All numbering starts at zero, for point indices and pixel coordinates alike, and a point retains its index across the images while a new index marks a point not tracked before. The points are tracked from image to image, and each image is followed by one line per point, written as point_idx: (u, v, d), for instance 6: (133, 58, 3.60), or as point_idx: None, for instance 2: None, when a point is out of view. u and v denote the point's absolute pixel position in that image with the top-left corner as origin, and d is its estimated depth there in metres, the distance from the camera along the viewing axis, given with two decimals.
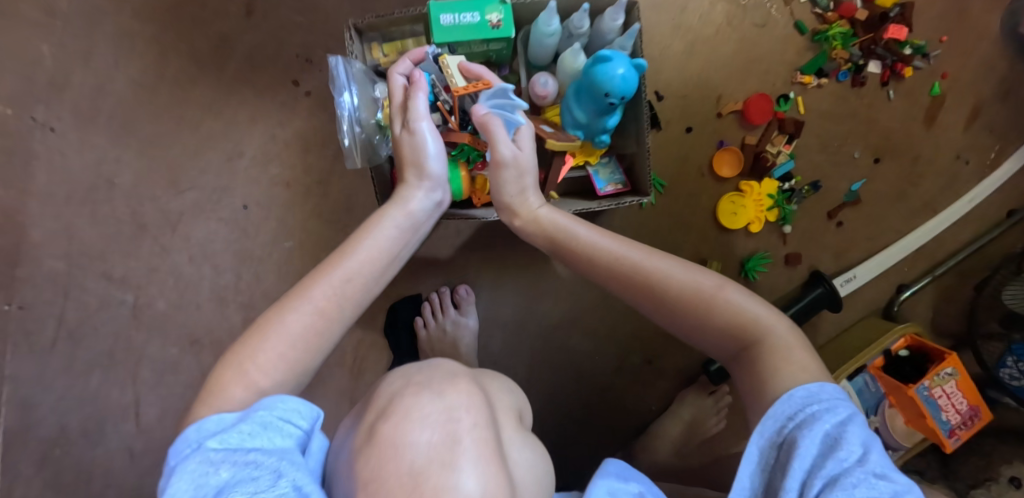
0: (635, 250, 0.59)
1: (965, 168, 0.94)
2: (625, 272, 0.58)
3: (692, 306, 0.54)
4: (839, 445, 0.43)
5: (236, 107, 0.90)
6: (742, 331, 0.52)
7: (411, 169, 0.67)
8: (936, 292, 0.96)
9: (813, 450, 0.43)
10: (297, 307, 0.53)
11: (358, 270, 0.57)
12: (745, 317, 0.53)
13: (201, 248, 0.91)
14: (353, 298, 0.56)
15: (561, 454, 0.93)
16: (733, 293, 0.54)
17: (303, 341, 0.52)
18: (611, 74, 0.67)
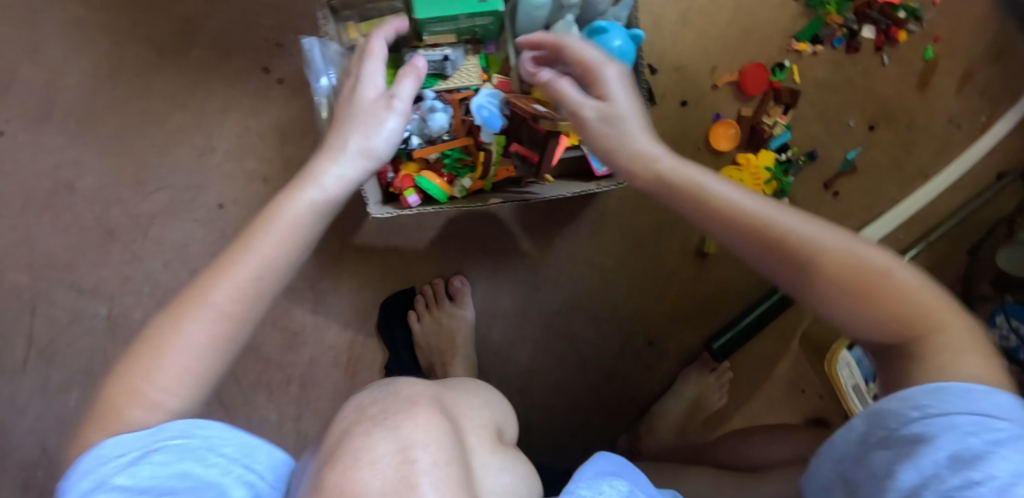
0: (781, 213, 0.46)
1: (957, 133, 0.93)
2: (770, 241, 0.46)
3: (834, 282, 0.44)
4: (977, 464, 0.37)
5: (205, 99, 0.84)
6: (910, 324, 0.43)
7: (349, 133, 0.54)
8: (931, 258, 0.95)
9: (932, 453, 0.39)
10: (195, 313, 0.45)
11: (269, 262, 0.48)
12: (915, 303, 0.44)
13: (177, 252, 0.86)
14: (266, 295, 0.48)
15: (564, 441, 0.92)
16: (902, 275, 0.44)
17: (211, 351, 0.46)
18: (608, 47, 0.64)
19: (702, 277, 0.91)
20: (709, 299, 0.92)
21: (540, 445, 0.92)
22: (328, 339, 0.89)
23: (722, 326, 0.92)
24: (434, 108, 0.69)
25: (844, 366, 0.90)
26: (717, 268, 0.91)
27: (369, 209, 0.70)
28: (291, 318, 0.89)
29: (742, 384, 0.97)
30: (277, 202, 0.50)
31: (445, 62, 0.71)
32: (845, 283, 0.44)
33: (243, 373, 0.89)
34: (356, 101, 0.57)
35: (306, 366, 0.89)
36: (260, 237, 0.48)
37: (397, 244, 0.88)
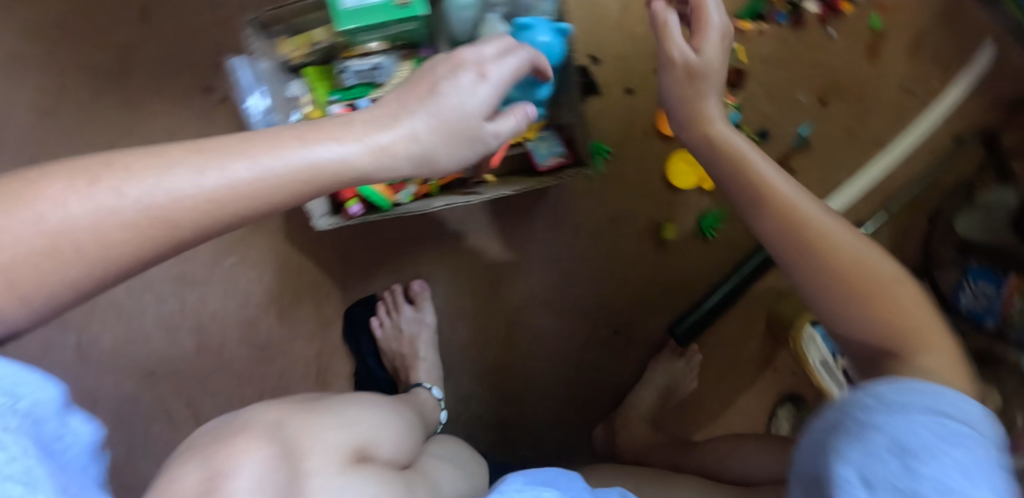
0: (820, 212, 0.52)
1: (912, 100, 0.92)
2: (790, 222, 0.52)
3: (839, 253, 0.50)
4: (919, 448, 0.37)
5: (150, 122, 0.83)
6: (888, 332, 0.48)
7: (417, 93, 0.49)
8: (894, 227, 0.95)
9: (877, 438, 0.39)
10: (79, 201, 0.37)
11: (250, 199, 0.42)
12: (906, 318, 0.48)
13: (138, 277, 0.88)
14: (181, 238, 0.41)
15: (533, 436, 0.94)
16: (904, 289, 0.49)
17: (62, 273, 0.37)
18: (534, 42, 0.64)
19: (663, 264, 0.91)
20: (672, 286, 0.91)
21: (514, 440, 0.93)
22: (296, 350, 0.90)
23: (688, 308, 0.92)
24: None
25: (809, 341, 0.90)
26: (677, 253, 0.90)
27: (313, 224, 0.71)
28: (257, 333, 0.90)
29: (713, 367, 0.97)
30: (299, 136, 0.44)
31: (375, 71, 0.70)
32: (848, 275, 0.49)
33: (216, 390, 0.90)
34: (469, 108, 0.50)
35: (276, 379, 0.90)
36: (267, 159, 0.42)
37: (355, 252, 0.88)
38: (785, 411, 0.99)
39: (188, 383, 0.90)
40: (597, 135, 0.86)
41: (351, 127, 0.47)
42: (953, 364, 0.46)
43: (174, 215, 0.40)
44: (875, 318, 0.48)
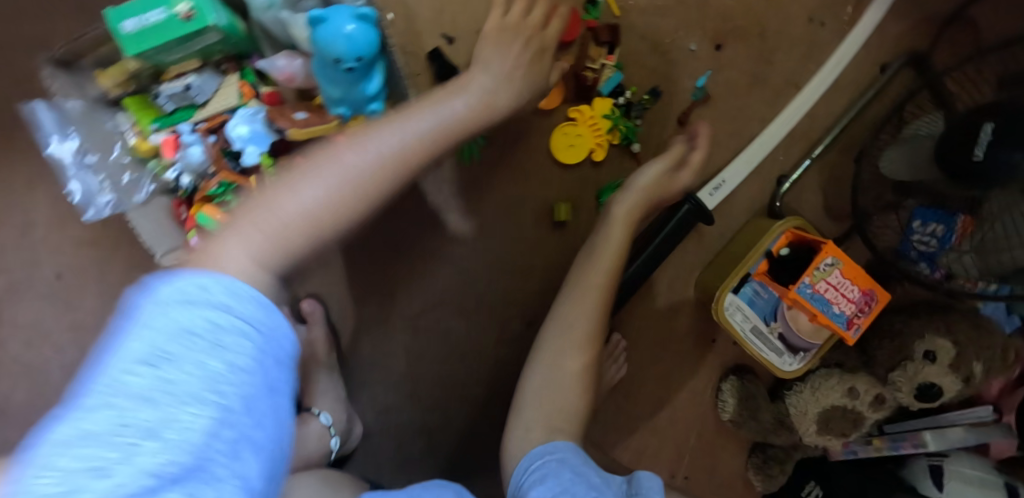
0: (600, 279, 0.73)
1: (822, 31, 0.83)
2: (592, 253, 0.74)
3: (569, 320, 0.72)
4: (577, 460, 0.63)
5: (9, 176, 0.81)
6: (546, 350, 0.72)
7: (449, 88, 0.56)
8: (821, 173, 0.88)
9: (564, 455, 0.63)
10: (277, 201, 0.43)
11: (401, 154, 0.46)
12: (552, 365, 0.71)
13: (31, 331, 0.86)
14: (349, 219, 0.44)
15: (463, 441, 0.90)
16: (567, 363, 0.70)
17: (324, 224, 0.43)
18: (336, 33, 0.58)
19: (568, 247, 0.85)
20: None
21: (444, 447, 0.90)
22: None
23: None
24: (190, 142, 0.67)
25: (735, 309, 0.83)
26: (578, 234, 0.85)
27: (158, 259, 0.68)
28: None
29: (644, 346, 0.93)
30: (397, 114, 0.49)
31: (189, 91, 0.67)
32: (576, 298, 0.73)
33: None
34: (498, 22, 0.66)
35: None
36: (417, 137, 0.48)
37: None
38: (730, 384, 0.93)
39: None
40: None
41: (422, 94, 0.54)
42: (561, 419, 0.68)
43: (349, 203, 0.44)
44: (548, 362, 0.71)
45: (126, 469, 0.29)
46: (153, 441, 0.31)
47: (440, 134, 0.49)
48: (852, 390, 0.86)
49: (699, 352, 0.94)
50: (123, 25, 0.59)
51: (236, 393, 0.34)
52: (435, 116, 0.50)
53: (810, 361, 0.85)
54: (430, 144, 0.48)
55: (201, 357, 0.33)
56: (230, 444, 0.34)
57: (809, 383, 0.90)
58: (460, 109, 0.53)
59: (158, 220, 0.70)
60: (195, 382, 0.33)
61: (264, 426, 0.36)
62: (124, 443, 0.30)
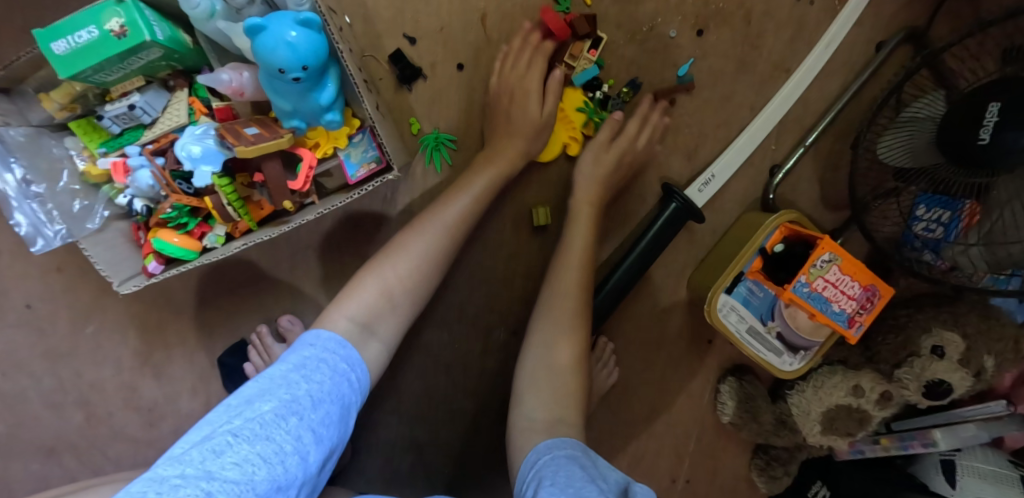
0: (574, 257, 0.72)
1: (810, 10, 0.78)
2: (569, 237, 0.73)
3: (553, 307, 0.70)
4: (585, 459, 0.59)
5: None
6: (541, 345, 0.68)
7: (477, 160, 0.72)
8: (816, 161, 0.83)
9: (570, 452, 0.59)
10: (372, 281, 0.63)
11: (451, 232, 0.67)
12: (551, 359, 0.67)
13: (5, 362, 0.84)
14: (424, 284, 0.66)
15: (452, 457, 0.86)
16: (561, 353, 0.67)
17: (403, 295, 0.64)
18: (277, 41, 0.54)
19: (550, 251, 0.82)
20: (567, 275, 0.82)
21: (432, 465, 0.86)
22: (182, 408, 0.86)
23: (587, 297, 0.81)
24: (138, 166, 0.63)
25: (729, 310, 0.78)
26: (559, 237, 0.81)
27: (114, 289, 0.63)
28: (141, 396, 0.85)
29: (638, 349, 0.89)
30: (449, 193, 0.69)
31: (134, 111, 0.63)
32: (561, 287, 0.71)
33: (118, 458, 0.87)
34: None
35: (170, 439, 0.86)
36: (452, 220, 0.67)
37: (218, 298, 0.83)
38: (729, 385, 0.89)
39: (88, 458, 0.87)
40: (440, 123, 0.75)
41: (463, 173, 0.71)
42: (561, 406, 0.65)
43: (421, 275, 0.65)
44: (542, 354, 0.68)
45: (233, 454, 0.44)
46: (252, 438, 0.46)
47: (470, 212, 0.68)
48: (856, 388, 0.82)
49: (695, 353, 0.90)
50: (56, 46, 0.56)
51: (335, 392, 0.54)
52: (473, 191, 0.69)
53: (810, 360, 0.81)
54: (461, 222, 0.68)
55: (282, 389, 0.51)
56: (301, 444, 0.49)
57: (811, 381, 0.86)
58: (476, 199, 0.69)
59: (114, 248, 0.65)
60: (291, 395, 0.51)
61: (329, 434, 0.52)
62: (231, 440, 0.45)
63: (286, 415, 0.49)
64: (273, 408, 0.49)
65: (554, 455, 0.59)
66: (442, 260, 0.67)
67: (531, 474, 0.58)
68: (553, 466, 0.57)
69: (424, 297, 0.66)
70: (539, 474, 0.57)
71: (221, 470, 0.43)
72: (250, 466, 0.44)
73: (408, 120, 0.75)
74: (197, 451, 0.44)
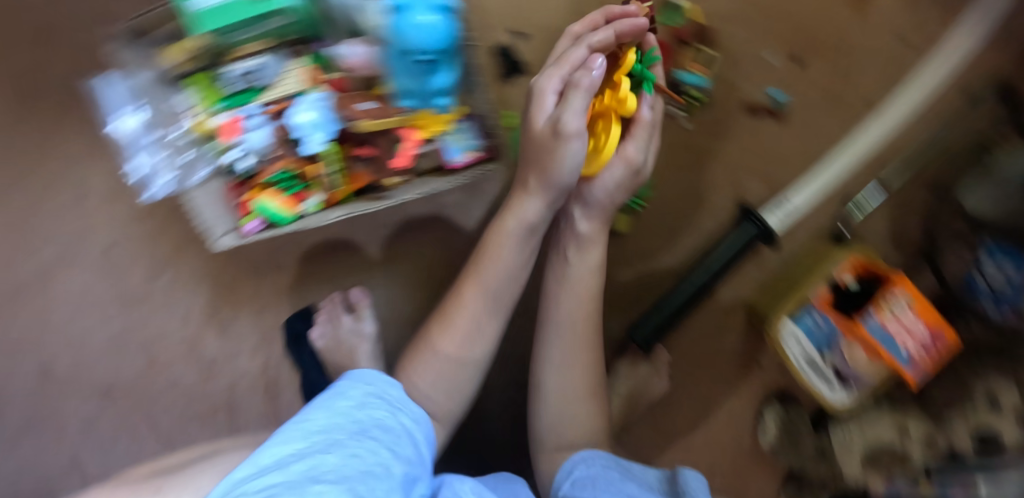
0: (581, 307, 0.68)
1: (906, 49, 0.78)
2: (580, 288, 0.68)
3: (567, 360, 0.68)
4: (617, 464, 0.65)
5: (68, 143, 0.81)
6: (557, 398, 0.68)
7: (510, 215, 0.66)
8: (893, 202, 0.83)
9: (603, 459, 0.65)
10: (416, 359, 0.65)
11: (481, 319, 0.65)
12: (567, 411, 0.68)
13: (79, 299, 0.87)
14: (464, 367, 0.65)
15: (494, 446, 0.88)
16: (578, 407, 0.68)
17: (445, 375, 0.64)
18: (412, 23, 0.57)
19: (619, 257, 0.83)
20: (632, 279, 0.83)
21: (473, 451, 0.88)
22: (242, 364, 0.89)
23: (648, 310, 0.82)
24: (251, 127, 0.65)
25: (788, 336, 0.81)
26: (633, 243, 0.82)
27: (209, 246, 0.63)
28: (204, 349, 0.88)
29: (687, 364, 0.90)
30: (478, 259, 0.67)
31: (252, 76, 0.65)
32: (570, 349, 0.68)
33: (172, 405, 0.91)
34: None
35: (227, 392, 0.90)
36: (489, 291, 0.66)
37: (291, 264, 0.85)
38: (773, 410, 0.91)
39: (148, 398, 0.91)
40: None
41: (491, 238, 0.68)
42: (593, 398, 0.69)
43: (462, 364, 0.65)
44: (557, 404, 0.68)
45: (327, 465, 0.47)
46: (338, 453, 0.48)
47: (503, 282, 0.66)
48: (900, 428, 0.84)
49: (742, 376, 0.91)
50: (191, 4, 0.60)
51: (396, 423, 0.57)
52: (514, 264, 0.66)
53: (860, 396, 0.82)
54: (494, 293, 0.66)
55: (350, 420, 0.54)
56: (380, 458, 0.51)
57: (855, 416, 0.87)
58: (507, 271, 0.66)
59: (213, 204, 0.67)
60: (361, 423, 0.54)
61: (408, 455, 0.54)
62: (325, 456, 0.48)
63: (364, 438, 0.52)
64: (348, 433, 0.52)
65: (589, 463, 0.64)
66: (477, 344, 0.65)
67: (566, 485, 0.63)
68: (592, 473, 0.63)
69: (468, 376, 0.66)
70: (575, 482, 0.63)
71: (321, 475, 0.45)
72: (346, 469, 0.47)
73: (504, 114, 0.75)
74: (298, 463, 0.46)
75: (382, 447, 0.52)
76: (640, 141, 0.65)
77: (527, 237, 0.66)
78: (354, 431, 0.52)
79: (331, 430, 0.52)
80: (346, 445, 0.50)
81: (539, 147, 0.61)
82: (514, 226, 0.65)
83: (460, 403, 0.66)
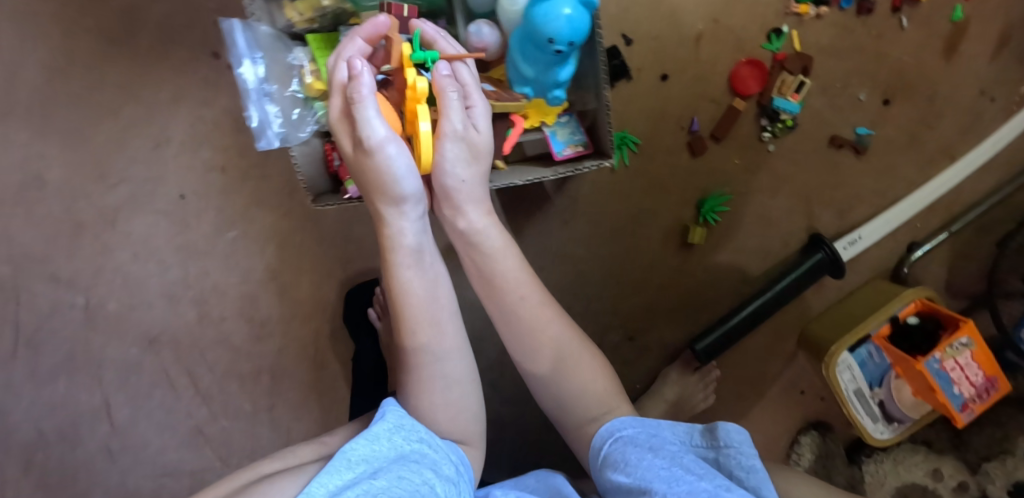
0: (511, 287, 0.59)
1: (989, 105, 0.81)
2: (505, 274, 0.59)
3: (539, 340, 0.57)
4: (646, 432, 0.54)
5: (157, 87, 0.81)
6: (558, 386, 0.58)
7: (383, 195, 0.57)
8: (953, 248, 0.86)
9: (630, 429, 0.54)
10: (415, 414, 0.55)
11: (430, 352, 0.55)
12: (582, 393, 0.57)
13: (141, 244, 0.86)
14: (451, 404, 0.55)
15: (537, 439, 0.89)
16: (584, 378, 0.57)
17: (450, 416, 0.55)
18: (555, 14, 0.56)
19: (686, 270, 0.84)
20: (697, 292, 0.84)
21: (515, 443, 0.89)
22: (295, 330, 0.88)
23: (708, 326, 0.83)
24: None
25: (844, 368, 0.81)
26: (703, 258, 0.83)
27: (310, 202, 0.66)
28: (258, 309, 0.88)
29: (734, 384, 0.91)
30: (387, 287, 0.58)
31: None
32: (531, 329, 0.58)
33: (215, 362, 0.90)
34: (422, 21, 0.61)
35: (275, 356, 0.89)
36: (424, 325, 0.56)
37: (361, 236, 0.86)
38: (810, 438, 0.90)
39: (193, 353, 0.90)
40: (625, 124, 0.78)
41: (398, 266, 0.57)
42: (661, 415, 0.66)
43: (459, 405, 0.55)
44: (565, 390, 0.57)
45: (381, 489, 0.42)
46: (387, 480, 0.43)
47: (429, 314, 0.56)
48: (934, 471, 0.86)
49: (784, 402, 0.92)
50: None
51: (434, 446, 0.51)
52: (425, 268, 0.58)
53: (900, 433, 0.84)
54: (427, 325, 0.56)
55: (389, 448, 0.49)
56: (428, 478, 0.46)
57: (891, 454, 0.88)
58: (421, 284, 0.57)
59: (312, 163, 0.69)
60: (400, 452, 0.48)
61: (449, 474, 0.49)
62: (374, 483, 0.43)
63: (409, 465, 0.47)
64: (392, 462, 0.47)
65: (617, 434, 0.54)
66: (446, 366, 0.55)
67: (599, 464, 0.54)
68: (614, 451, 0.53)
69: (470, 406, 0.56)
70: (606, 471, 0.52)
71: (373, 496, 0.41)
72: (396, 490, 0.42)
73: None
74: (351, 490, 0.42)
75: (430, 473, 0.47)
76: (470, 109, 0.58)
77: (415, 246, 0.58)
78: (397, 459, 0.47)
79: (375, 461, 0.47)
80: (392, 473, 0.45)
81: (365, 179, 0.57)
82: (409, 257, 0.58)
83: (474, 419, 0.56)
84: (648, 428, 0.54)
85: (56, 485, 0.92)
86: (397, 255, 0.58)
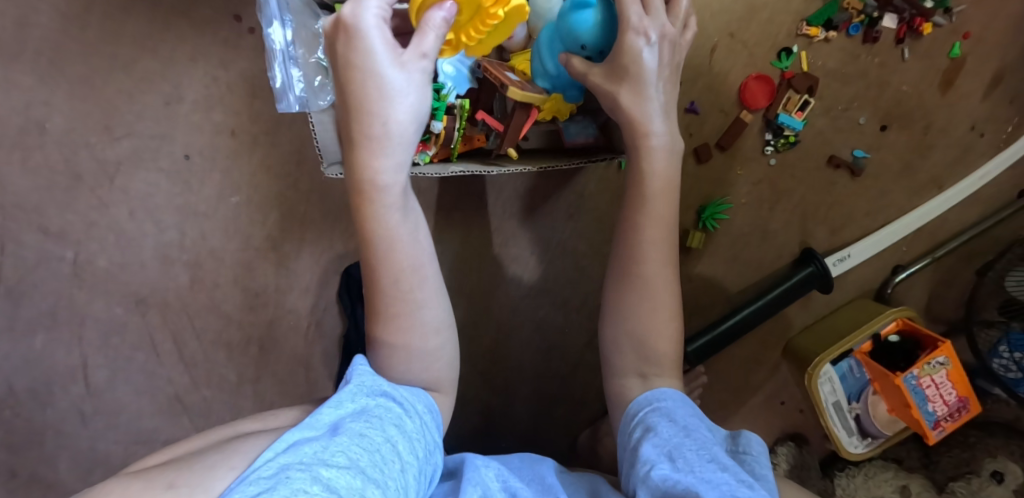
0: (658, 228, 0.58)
1: (978, 141, 0.85)
2: (656, 214, 0.57)
3: (646, 283, 0.58)
4: (684, 408, 0.55)
5: (174, 45, 0.81)
6: (635, 329, 0.59)
7: (366, 125, 0.47)
8: (933, 274, 0.90)
9: (673, 401, 0.55)
10: (400, 361, 0.53)
11: (415, 299, 0.52)
12: (642, 341, 0.59)
13: (140, 202, 0.84)
14: (432, 351, 0.54)
15: (522, 429, 0.90)
16: (655, 339, 0.59)
17: (427, 363, 0.54)
18: (585, 20, 0.56)
19: (683, 273, 0.86)
20: (691, 296, 0.86)
21: (501, 430, 0.90)
22: (289, 302, 0.88)
23: (700, 330, 0.85)
24: None
25: (826, 380, 0.83)
26: (701, 263, 0.85)
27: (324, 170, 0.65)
28: (254, 279, 0.87)
29: (719, 390, 0.93)
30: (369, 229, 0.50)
31: None
32: (649, 272, 0.58)
33: (203, 329, 0.88)
34: None
35: (267, 326, 0.88)
36: (409, 275, 0.52)
37: None
38: (787, 448, 0.92)
39: (180, 318, 0.88)
40: None
41: (385, 209, 0.50)
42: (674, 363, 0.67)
43: (437, 360, 0.55)
44: (630, 331, 0.59)
45: (337, 447, 0.42)
46: (347, 440, 0.43)
47: (413, 259, 0.52)
48: (903, 488, 0.86)
49: (765, 411, 0.94)
50: None
51: (400, 400, 0.50)
52: (409, 213, 0.52)
53: (873, 449, 0.86)
54: (409, 274, 0.52)
55: (354, 406, 0.48)
56: (389, 437, 0.45)
57: (862, 469, 0.90)
58: (406, 229, 0.51)
59: None
60: (362, 406, 0.48)
61: (412, 430, 0.49)
62: (329, 443, 0.42)
63: (373, 422, 0.46)
64: (356, 418, 0.46)
65: (660, 401, 0.55)
66: (426, 314, 0.53)
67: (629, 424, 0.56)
68: (652, 415, 0.54)
69: (445, 354, 0.55)
70: (634, 433, 0.54)
71: (331, 457, 0.40)
72: (357, 451, 0.42)
73: None
74: (308, 446, 0.41)
75: (393, 432, 0.46)
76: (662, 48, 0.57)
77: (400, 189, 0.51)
78: (361, 414, 0.46)
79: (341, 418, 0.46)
80: (353, 430, 0.44)
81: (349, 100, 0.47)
82: (397, 198, 0.50)
83: (449, 368, 0.56)
84: (688, 408, 0.55)
85: (25, 441, 0.89)
86: (383, 203, 0.50)
